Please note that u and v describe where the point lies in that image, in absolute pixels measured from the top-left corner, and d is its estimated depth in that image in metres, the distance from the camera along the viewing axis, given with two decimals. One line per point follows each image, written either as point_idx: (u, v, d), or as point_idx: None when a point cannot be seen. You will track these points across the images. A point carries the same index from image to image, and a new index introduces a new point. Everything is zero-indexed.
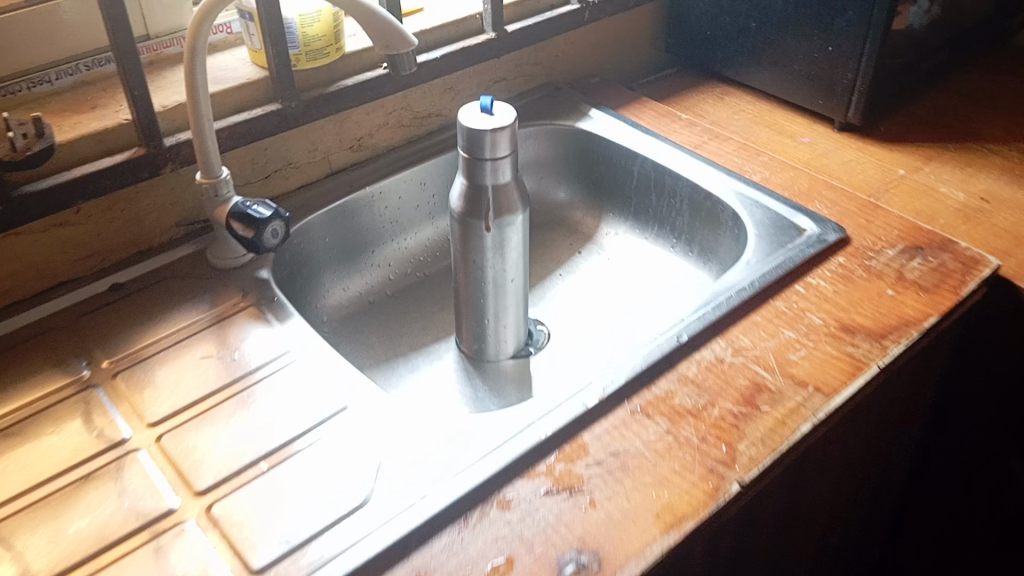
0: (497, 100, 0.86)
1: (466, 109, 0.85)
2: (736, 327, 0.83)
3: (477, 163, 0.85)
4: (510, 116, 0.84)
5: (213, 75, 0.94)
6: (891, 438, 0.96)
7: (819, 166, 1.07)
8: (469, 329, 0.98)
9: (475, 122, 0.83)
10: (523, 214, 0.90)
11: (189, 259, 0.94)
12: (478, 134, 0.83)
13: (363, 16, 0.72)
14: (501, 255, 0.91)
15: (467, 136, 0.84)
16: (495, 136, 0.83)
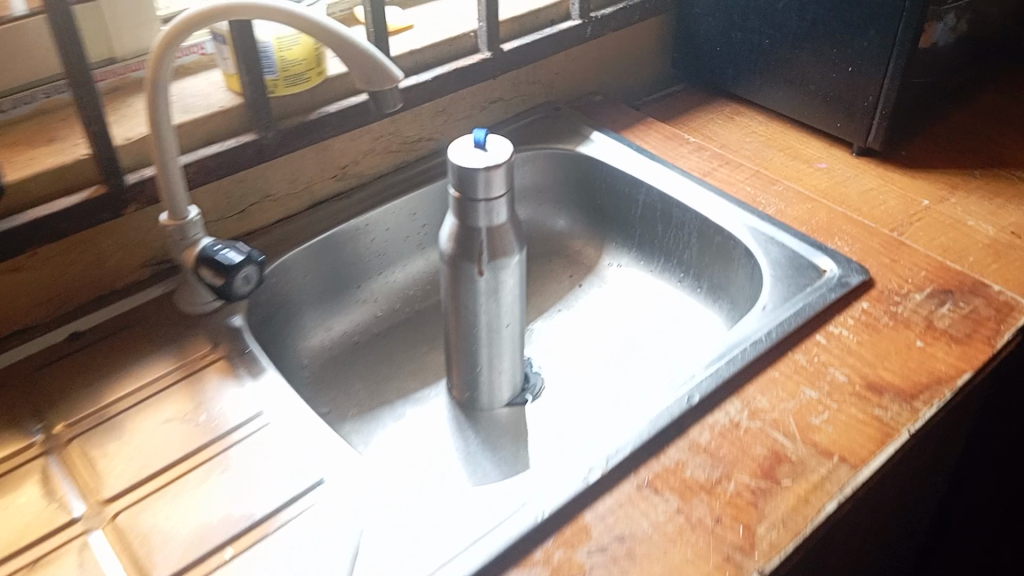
0: (491, 135, 0.79)
1: (457, 144, 0.78)
2: (753, 385, 0.76)
3: (469, 203, 0.78)
4: (505, 153, 0.77)
5: (183, 102, 0.85)
6: (918, 491, 0.89)
7: (837, 196, 1.00)
8: (460, 375, 0.90)
9: (467, 159, 0.76)
10: (519, 257, 0.83)
11: (155, 304, 0.86)
12: (470, 172, 0.75)
13: (340, 48, 0.66)
14: (496, 300, 0.84)
15: (458, 174, 0.76)
16: (489, 175, 0.75)
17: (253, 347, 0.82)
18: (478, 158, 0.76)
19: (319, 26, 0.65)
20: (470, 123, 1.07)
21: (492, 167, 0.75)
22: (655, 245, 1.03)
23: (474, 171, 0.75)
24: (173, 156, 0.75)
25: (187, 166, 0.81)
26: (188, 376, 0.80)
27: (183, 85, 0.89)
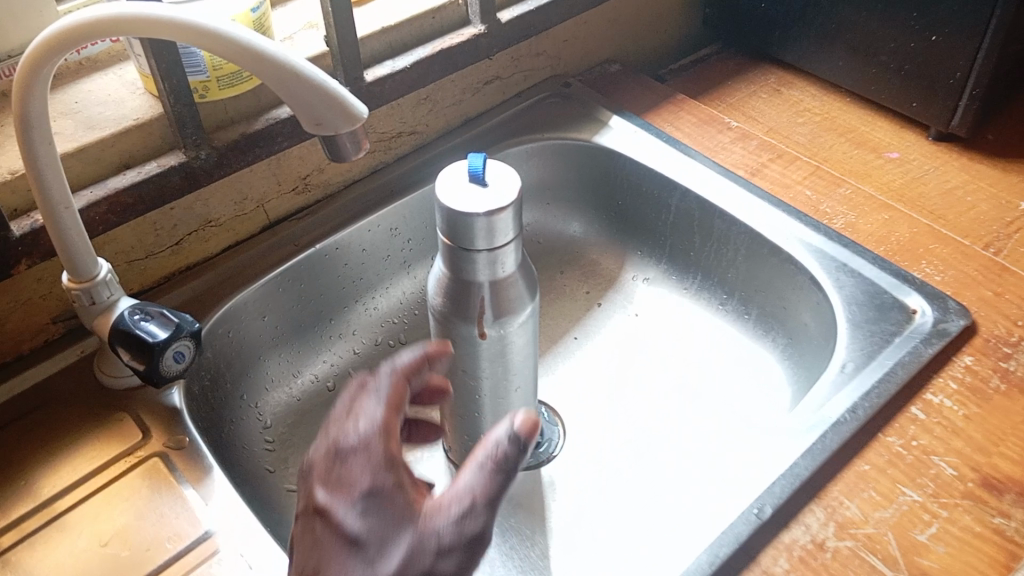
0: (491, 161, 0.59)
1: (446, 177, 0.58)
2: (837, 485, 0.59)
3: (464, 254, 0.58)
4: (512, 189, 0.57)
5: (86, 115, 0.66)
6: None
7: (916, 198, 0.81)
8: (456, 437, 0.73)
9: (460, 200, 0.56)
10: (530, 311, 0.64)
11: (70, 373, 0.68)
12: (464, 217, 0.56)
13: (275, 79, 0.47)
14: (502, 364, 0.66)
15: (449, 219, 0.56)
16: (493, 221, 0.56)
17: (196, 439, 0.63)
18: (475, 200, 0.56)
19: (245, 50, 0.46)
20: (461, 109, 0.87)
21: (495, 211, 0.56)
22: (692, 259, 0.85)
23: (470, 217, 0.55)
24: (65, 207, 0.56)
25: (93, 208, 0.62)
26: (111, 482, 0.61)
27: (92, 87, 0.69)
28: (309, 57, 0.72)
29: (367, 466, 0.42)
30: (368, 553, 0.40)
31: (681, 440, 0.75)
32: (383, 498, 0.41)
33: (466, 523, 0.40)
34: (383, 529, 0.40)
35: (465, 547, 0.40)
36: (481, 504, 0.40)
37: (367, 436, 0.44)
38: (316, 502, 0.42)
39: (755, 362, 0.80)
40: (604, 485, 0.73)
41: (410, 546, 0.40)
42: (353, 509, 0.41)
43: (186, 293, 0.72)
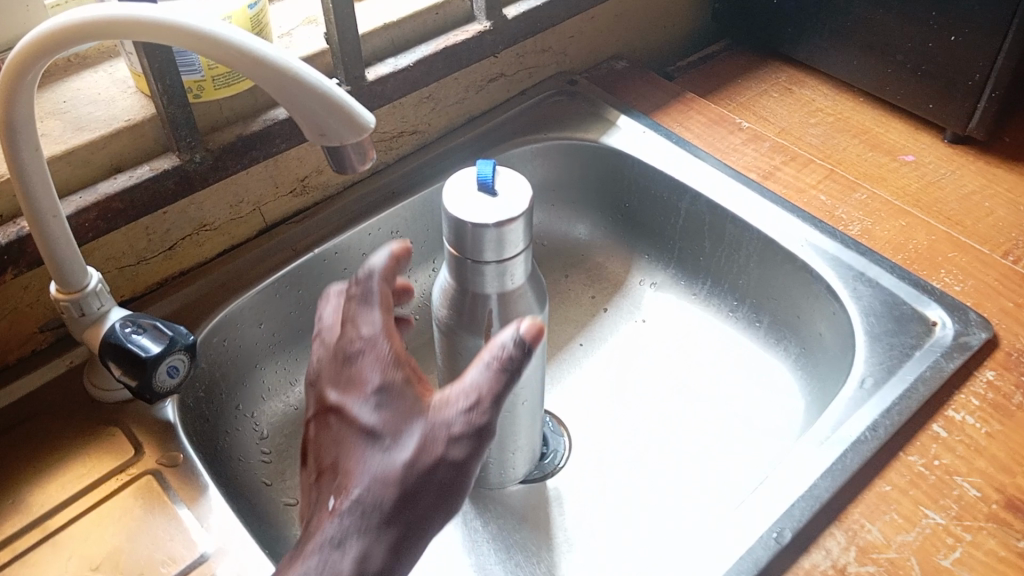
0: (502, 169, 0.57)
1: (453, 186, 0.56)
2: (857, 507, 0.57)
3: (472, 265, 0.55)
4: (522, 200, 0.54)
5: (74, 115, 0.63)
6: None
7: (933, 203, 0.78)
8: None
9: (467, 211, 0.53)
10: (538, 321, 0.61)
11: (59, 384, 0.65)
12: (472, 228, 0.53)
13: (276, 86, 0.43)
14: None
15: (456, 230, 0.54)
16: (503, 233, 0.53)
17: (191, 455, 0.61)
18: (483, 210, 0.53)
19: (244, 54, 0.43)
20: (464, 108, 0.84)
21: (505, 222, 0.53)
22: (702, 264, 0.83)
23: (478, 228, 0.53)
24: (53, 215, 0.53)
25: (82, 214, 0.59)
26: (102, 501, 0.59)
27: (81, 85, 0.66)
28: (308, 55, 0.69)
29: (374, 365, 0.45)
30: (383, 442, 0.43)
31: (687, 450, 0.74)
32: (393, 393, 0.44)
33: (472, 412, 0.42)
34: (394, 420, 0.43)
35: (473, 435, 0.41)
36: (486, 402, 0.41)
37: (369, 337, 0.46)
38: (330, 402, 0.45)
39: (766, 373, 0.77)
40: (611, 500, 0.71)
41: (420, 435, 0.42)
42: (366, 403, 0.44)
43: (179, 300, 0.69)
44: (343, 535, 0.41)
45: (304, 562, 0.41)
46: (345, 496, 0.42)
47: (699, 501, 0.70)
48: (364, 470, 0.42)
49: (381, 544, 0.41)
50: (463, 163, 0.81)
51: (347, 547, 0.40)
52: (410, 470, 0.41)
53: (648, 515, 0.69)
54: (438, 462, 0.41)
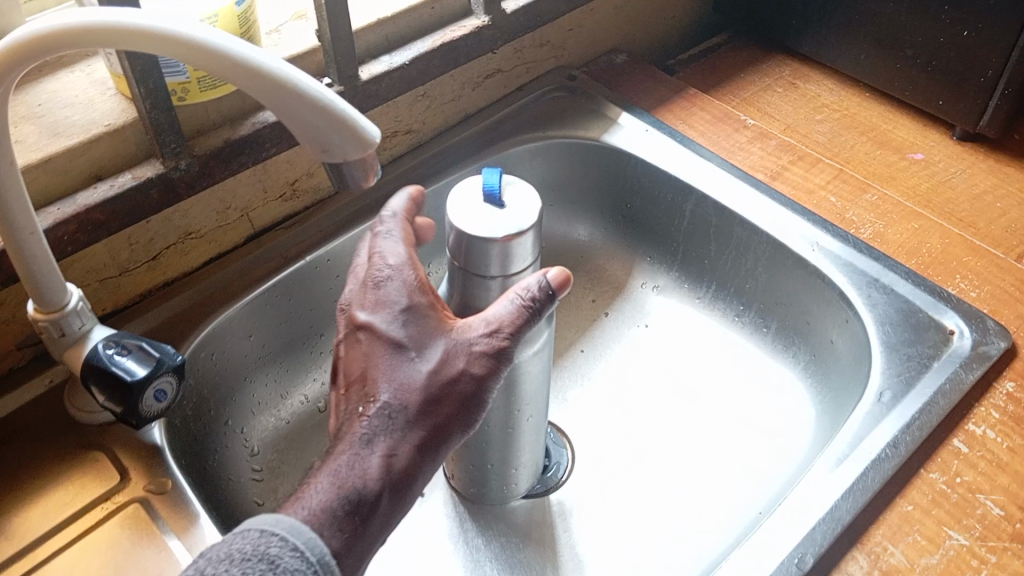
0: (512, 177, 0.53)
1: (457, 196, 0.52)
2: (879, 528, 0.54)
3: (476, 280, 0.51)
4: (531, 212, 0.50)
5: (53, 119, 0.59)
6: None
7: (944, 204, 0.76)
8: (462, 467, 0.66)
9: (473, 223, 0.49)
10: (546, 338, 0.56)
11: (36, 405, 0.62)
12: (477, 242, 0.49)
13: (272, 97, 0.40)
14: (512, 395, 0.58)
15: (460, 244, 0.50)
16: (508, 248, 0.49)
17: (180, 482, 0.58)
18: (490, 223, 0.49)
19: (239, 66, 0.40)
20: (460, 105, 0.81)
21: (512, 237, 0.49)
22: (707, 267, 0.80)
23: (482, 243, 0.49)
24: (30, 232, 0.49)
25: (61, 227, 0.55)
26: (87, 532, 0.56)
27: (57, 86, 0.62)
28: (300, 53, 0.65)
29: (401, 288, 0.48)
30: (409, 355, 0.47)
31: (694, 460, 0.72)
32: (420, 314, 0.48)
33: (494, 334, 0.46)
34: (420, 337, 0.47)
35: (495, 353, 0.46)
36: (506, 332, 0.46)
37: (397, 267, 0.49)
38: (357, 320, 0.48)
39: (775, 381, 0.75)
40: (618, 515, 0.69)
41: (444, 350, 0.46)
42: (393, 320, 0.47)
43: (164, 313, 0.66)
44: (373, 434, 0.45)
45: (338, 456, 0.44)
46: (374, 401, 0.46)
47: (709, 515, 0.68)
48: (392, 379, 0.46)
49: (408, 443, 0.45)
50: (459, 163, 0.78)
51: (377, 444, 0.45)
52: (435, 380, 0.46)
53: (656, 530, 0.67)
54: (461, 375, 0.46)
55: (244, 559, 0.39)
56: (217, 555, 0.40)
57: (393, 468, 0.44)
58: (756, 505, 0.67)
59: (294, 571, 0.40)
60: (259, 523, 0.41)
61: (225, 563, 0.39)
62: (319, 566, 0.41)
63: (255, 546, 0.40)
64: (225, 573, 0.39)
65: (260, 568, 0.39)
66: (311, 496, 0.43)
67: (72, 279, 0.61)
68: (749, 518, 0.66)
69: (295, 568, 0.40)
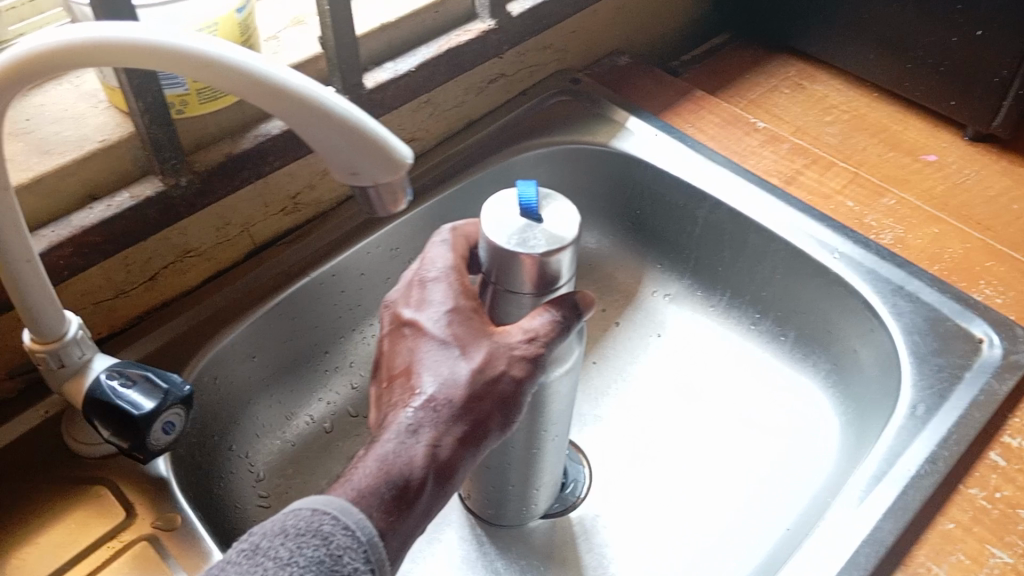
0: (551, 193, 0.50)
1: (491, 209, 0.49)
2: (922, 549, 0.52)
3: (509, 296, 0.49)
4: (571, 228, 0.47)
5: (41, 135, 0.55)
6: None
7: (961, 206, 0.75)
8: (479, 488, 0.63)
9: (510, 238, 0.46)
10: (576, 357, 0.53)
11: (27, 440, 0.57)
12: (514, 257, 0.46)
13: (300, 118, 0.38)
14: (537, 417, 0.55)
15: (496, 259, 0.47)
16: (545, 264, 0.46)
17: (191, 517, 0.54)
18: (527, 238, 0.46)
19: (264, 85, 0.37)
20: (463, 112, 0.78)
21: (551, 252, 0.46)
22: (720, 275, 0.78)
23: (521, 258, 0.46)
24: (27, 259, 0.46)
25: (55, 251, 0.52)
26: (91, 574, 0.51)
27: (46, 100, 0.58)
28: (302, 60, 0.62)
29: (447, 291, 0.49)
30: (452, 352, 0.47)
31: (716, 476, 0.69)
32: (464, 316, 0.48)
33: (533, 339, 0.47)
34: (463, 338, 0.48)
35: (534, 358, 0.47)
36: (544, 340, 0.46)
37: (443, 270, 0.50)
38: (403, 317, 0.49)
39: (795, 391, 0.73)
40: (642, 536, 0.66)
41: (486, 352, 0.47)
42: (437, 319, 0.48)
43: (163, 336, 0.62)
44: (417, 424, 0.45)
45: (382, 444, 0.44)
46: (418, 394, 0.46)
47: (736, 535, 0.66)
48: (436, 374, 0.46)
49: (452, 435, 0.45)
50: (464, 171, 0.75)
51: (421, 434, 0.45)
52: (477, 379, 0.46)
53: (682, 551, 0.65)
54: (503, 376, 0.46)
55: (298, 533, 0.39)
56: (272, 529, 0.40)
57: (437, 458, 0.44)
58: (785, 522, 0.65)
59: (346, 549, 0.40)
60: (310, 502, 0.41)
61: (280, 537, 0.39)
62: (369, 547, 0.40)
63: (309, 522, 0.40)
64: (280, 547, 0.39)
65: (314, 542, 0.39)
66: (358, 477, 0.43)
67: (65, 303, 0.58)
68: (778, 537, 0.64)
69: (346, 546, 0.40)
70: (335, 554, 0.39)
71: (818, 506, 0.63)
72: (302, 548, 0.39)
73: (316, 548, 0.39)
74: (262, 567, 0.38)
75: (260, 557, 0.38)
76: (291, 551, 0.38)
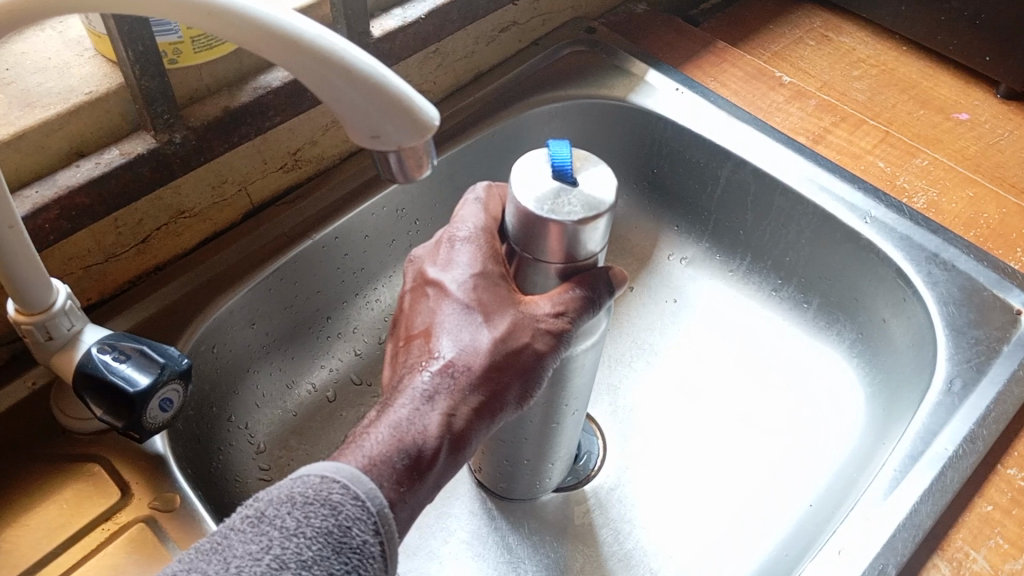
0: (588, 154, 0.43)
1: (523, 165, 0.43)
2: (959, 532, 0.50)
3: (535, 265, 0.44)
4: (609, 192, 0.41)
5: (23, 86, 0.51)
6: None
7: (995, 167, 0.71)
8: (492, 462, 0.60)
9: (540, 201, 0.41)
10: (601, 330, 0.48)
11: (14, 413, 0.54)
12: (543, 224, 0.41)
13: (317, 76, 0.35)
14: (558, 391, 0.51)
15: (522, 223, 0.41)
16: (579, 231, 0.41)
17: (191, 497, 0.51)
18: (559, 202, 0.41)
19: (277, 36, 0.33)
20: (473, 63, 0.74)
21: (586, 220, 0.40)
22: (742, 238, 0.75)
23: (551, 225, 0.40)
24: (9, 226, 0.42)
25: (41, 214, 0.47)
26: (87, 558, 0.48)
27: (26, 47, 0.54)
28: (304, 6, 0.57)
29: (474, 254, 0.45)
30: (475, 319, 0.43)
31: (736, 450, 0.67)
32: (491, 282, 0.44)
33: (561, 314, 0.43)
34: (487, 304, 0.43)
35: (559, 334, 0.43)
36: (572, 316, 0.43)
37: (474, 230, 0.46)
38: (428, 276, 0.46)
39: (818, 362, 0.71)
40: (660, 512, 0.64)
41: (510, 321, 0.43)
42: (462, 281, 0.44)
43: (157, 302, 0.58)
44: (433, 391, 0.41)
45: (396, 410, 0.41)
46: (435, 357, 0.43)
47: (757, 511, 0.63)
48: (456, 339, 0.43)
49: (468, 404, 0.41)
50: (475, 127, 0.71)
51: (437, 402, 0.41)
52: (499, 348, 0.42)
53: (701, 528, 0.63)
54: (526, 348, 0.43)
55: (305, 502, 0.36)
56: (279, 496, 0.36)
57: (452, 428, 0.41)
58: (807, 498, 0.63)
59: (355, 520, 0.36)
60: (319, 467, 0.37)
61: (287, 505, 0.35)
62: (379, 518, 0.37)
63: (317, 490, 0.36)
64: (287, 517, 0.35)
65: (322, 513, 0.35)
66: (370, 444, 0.39)
67: (53, 269, 0.54)
68: (802, 514, 0.61)
69: (355, 517, 0.36)
70: (344, 525, 0.35)
71: (843, 482, 0.61)
72: (309, 520, 0.35)
73: (323, 520, 0.35)
74: (267, 536, 0.35)
75: (266, 526, 0.35)
76: (298, 520, 0.35)
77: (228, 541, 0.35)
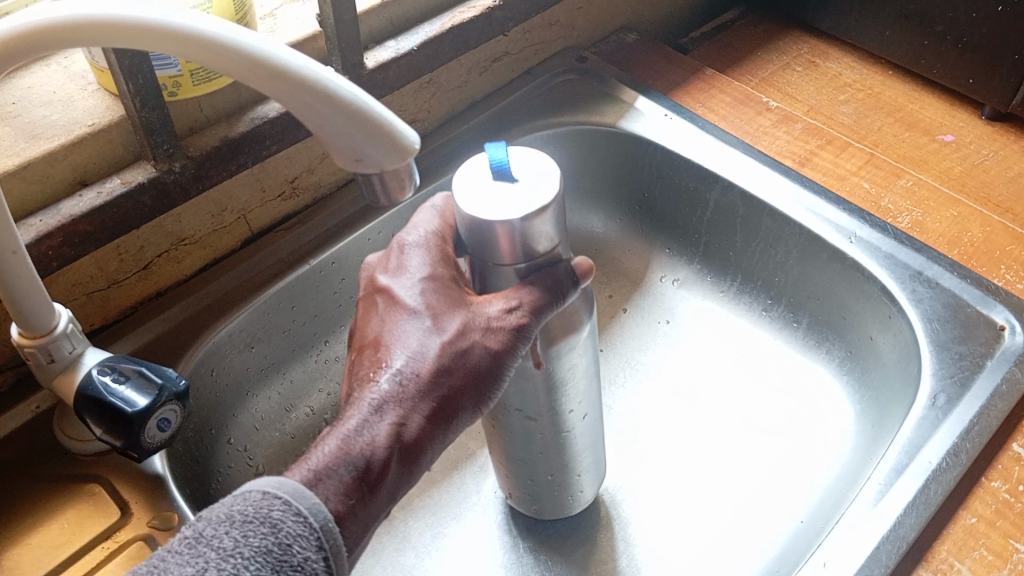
0: (521, 150, 0.45)
1: (466, 173, 0.45)
2: (944, 544, 0.51)
3: (495, 269, 0.45)
4: (549, 185, 0.43)
5: (29, 119, 0.53)
6: None
7: (980, 187, 0.72)
8: (517, 484, 0.59)
9: (485, 206, 0.42)
10: (590, 329, 0.50)
11: (18, 435, 0.55)
12: (492, 227, 0.42)
13: (300, 103, 0.36)
14: (558, 397, 0.51)
15: (472, 234, 0.43)
16: (528, 227, 0.42)
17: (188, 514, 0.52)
18: (509, 203, 0.42)
19: (260, 66, 0.35)
20: (467, 91, 0.76)
21: (532, 215, 0.42)
22: (732, 259, 0.76)
23: (498, 226, 0.42)
24: (13, 251, 0.44)
25: (44, 241, 0.49)
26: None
27: (32, 81, 0.56)
28: (299, 39, 0.60)
29: (425, 257, 0.46)
30: (424, 322, 0.43)
31: (731, 466, 0.68)
32: (441, 284, 0.45)
33: (513, 310, 0.43)
34: (436, 306, 0.44)
35: (514, 329, 0.43)
36: (527, 310, 0.43)
37: (425, 234, 0.47)
38: (379, 283, 0.46)
39: (809, 381, 0.72)
40: (655, 530, 0.64)
41: (461, 322, 0.43)
42: (412, 287, 0.45)
43: (157, 327, 0.60)
44: (382, 402, 0.40)
45: (346, 421, 0.40)
46: (385, 367, 0.42)
47: (752, 528, 0.64)
48: (406, 347, 0.42)
49: (420, 412, 0.41)
50: (468, 153, 0.73)
51: (386, 413, 0.40)
52: (448, 350, 0.42)
53: (696, 546, 0.63)
54: (474, 347, 0.42)
55: (244, 521, 0.36)
56: (218, 516, 0.37)
57: (402, 438, 0.40)
58: (799, 514, 0.63)
59: (297, 537, 0.36)
60: (263, 483, 0.38)
61: (225, 525, 0.36)
62: (322, 533, 0.37)
63: (257, 508, 0.36)
64: (225, 537, 0.36)
65: (261, 531, 0.36)
66: (316, 457, 0.39)
67: (57, 295, 0.56)
68: (794, 530, 0.62)
69: (297, 534, 0.36)
70: (284, 543, 0.36)
71: (834, 498, 0.62)
72: (247, 539, 0.35)
73: (262, 538, 0.36)
74: (203, 559, 0.35)
75: (203, 547, 0.35)
76: (236, 540, 0.35)
77: (166, 564, 0.35)
